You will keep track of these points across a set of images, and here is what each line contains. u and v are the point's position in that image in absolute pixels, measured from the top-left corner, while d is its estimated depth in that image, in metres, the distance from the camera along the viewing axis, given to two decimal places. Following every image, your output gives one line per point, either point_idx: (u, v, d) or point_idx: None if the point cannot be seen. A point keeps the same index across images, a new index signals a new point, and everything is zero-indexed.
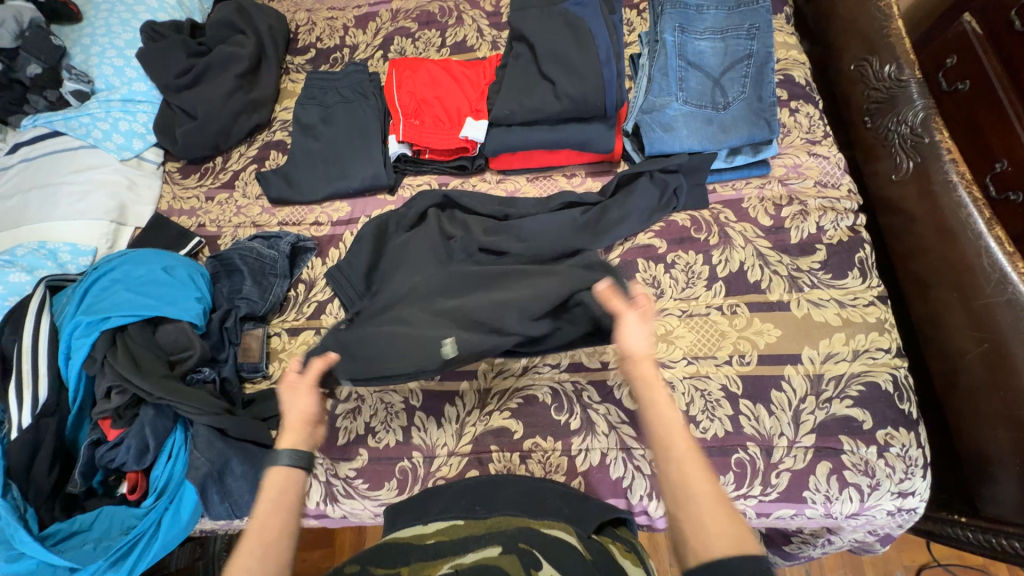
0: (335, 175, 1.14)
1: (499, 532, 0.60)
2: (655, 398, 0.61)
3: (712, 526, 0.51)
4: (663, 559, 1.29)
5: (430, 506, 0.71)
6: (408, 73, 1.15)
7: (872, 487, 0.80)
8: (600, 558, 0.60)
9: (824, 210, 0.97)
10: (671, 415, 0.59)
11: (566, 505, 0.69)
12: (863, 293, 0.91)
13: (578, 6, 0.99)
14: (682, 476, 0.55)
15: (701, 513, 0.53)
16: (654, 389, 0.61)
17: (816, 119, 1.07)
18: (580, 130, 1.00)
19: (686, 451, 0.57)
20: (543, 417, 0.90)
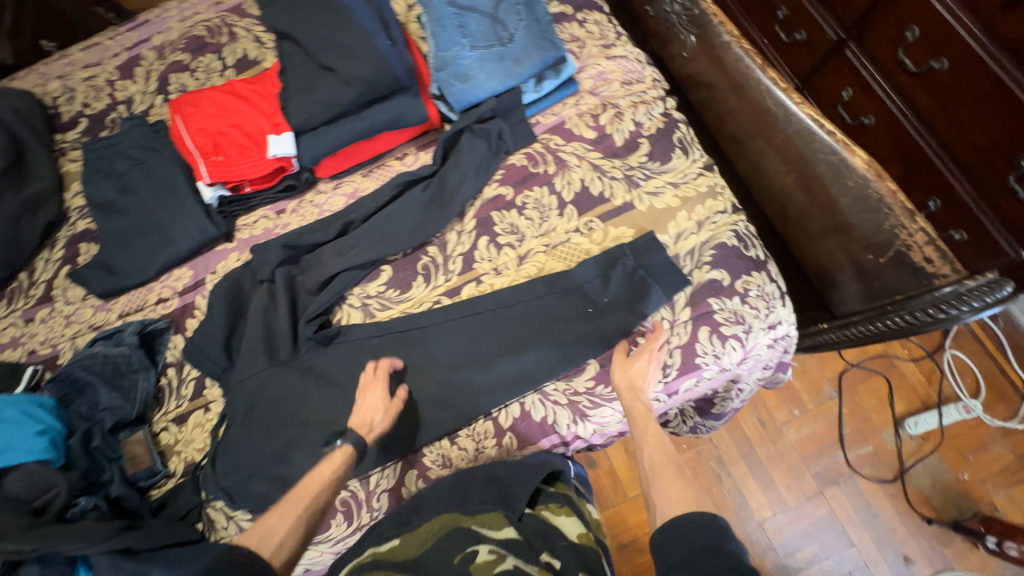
0: (159, 244, 1.03)
1: (434, 547, 0.66)
2: (648, 420, 0.78)
3: (674, 497, 0.66)
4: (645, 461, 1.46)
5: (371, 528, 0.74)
6: (190, 110, 1.04)
7: (746, 332, 0.90)
8: (531, 536, 0.69)
9: (636, 106, 1.02)
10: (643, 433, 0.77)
11: (513, 474, 0.78)
12: (691, 168, 0.98)
13: None
14: (653, 467, 0.72)
15: (673, 491, 0.67)
16: (640, 411, 0.80)
17: (605, 24, 1.11)
18: (386, 108, 0.96)
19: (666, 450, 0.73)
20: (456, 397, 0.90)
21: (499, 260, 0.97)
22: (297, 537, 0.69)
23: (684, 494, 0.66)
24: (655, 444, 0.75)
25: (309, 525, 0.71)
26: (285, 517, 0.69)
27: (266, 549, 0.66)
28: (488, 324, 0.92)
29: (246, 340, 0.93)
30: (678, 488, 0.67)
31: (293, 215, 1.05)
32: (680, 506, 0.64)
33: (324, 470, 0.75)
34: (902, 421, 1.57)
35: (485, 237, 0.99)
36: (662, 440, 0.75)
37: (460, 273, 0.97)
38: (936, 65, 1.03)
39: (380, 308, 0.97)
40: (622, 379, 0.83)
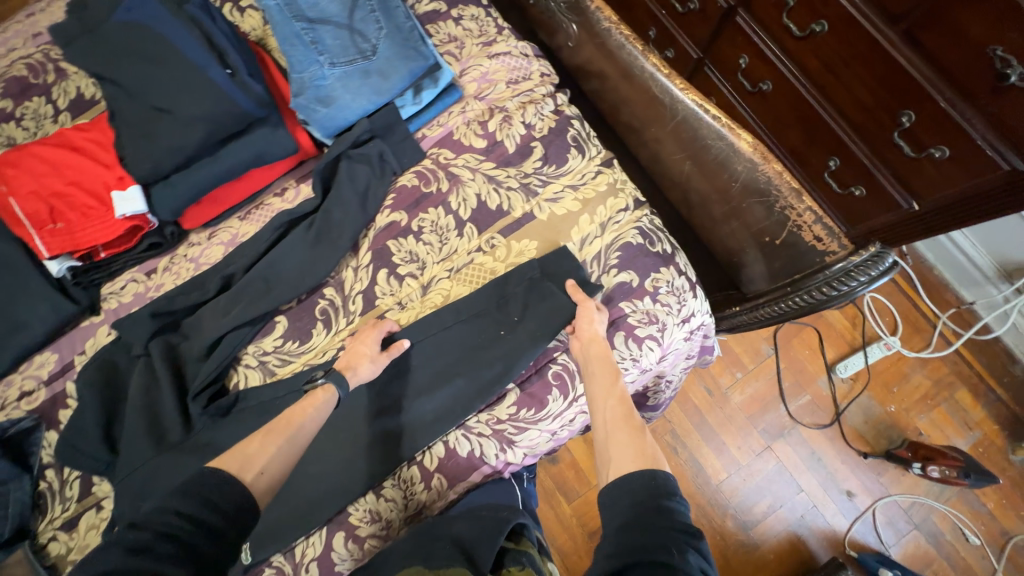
0: (6, 332, 0.89)
1: None
2: (606, 374, 0.78)
3: (630, 456, 0.66)
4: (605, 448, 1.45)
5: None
6: (10, 172, 0.88)
7: (661, 330, 0.88)
8: None
9: (524, 106, 0.96)
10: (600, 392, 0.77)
11: (477, 530, 0.72)
12: (588, 167, 0.95)
13: (133, 11, 0.83)
14: (608, 428, 0.73)
15: (626, 448, 0.68)
16: (601, 365, 0.79)
17: (483, 19, 1.03)
18: (246, 144, 0.86)
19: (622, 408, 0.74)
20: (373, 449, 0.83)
21: (403, 293, 0.90)
22: (273, 471, 0.71)
23: (636, 452, 0.67)
24: (612, 401, 0.75)
25: (285, 463, 0.74)
26: (268, 444, 0.73)
27: (245, 473, 0.68)
28: (399, 364, 0.87)
29: (129, 430, 0.82)
30: (631, 445, 0.68)
31: (166, 274, 0.94)
32: (631, 462, 0.65)
33: (301, 408, 0.78)
34: (834, 366, 1.61)
35: (384, 270, 0.91)
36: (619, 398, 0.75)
37: (362, 313, 0.90)
38: (816, 29, 1.01)
39: (279, 365, 0.89)
40: (587, 332, 0.82)
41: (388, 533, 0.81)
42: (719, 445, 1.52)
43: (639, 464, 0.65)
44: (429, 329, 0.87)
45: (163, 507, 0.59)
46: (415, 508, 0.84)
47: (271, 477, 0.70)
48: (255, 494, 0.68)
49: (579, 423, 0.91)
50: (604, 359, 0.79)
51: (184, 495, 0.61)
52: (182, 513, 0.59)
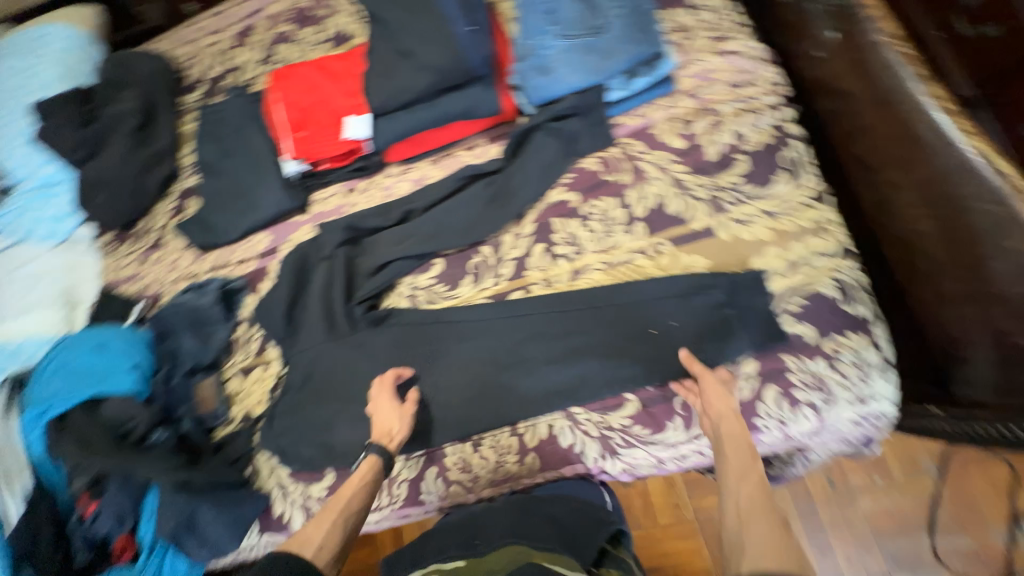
0: (246, 209, 1.12)
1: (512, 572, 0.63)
2: (740, 449, 0.65)
3: (767, 548, 0.53)
4: (684, 494, 1.34)
5: (428, 545, 0.75)
6: (284, 84, 1.09)
7: (827, 401, 0.75)
8: None
9: (740, 114, 0.88)
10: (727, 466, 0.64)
11: (576, 518, 0.75)
12: (795, 197, 0.83)
13: None
14: (740, 508, 0.59)
15: (762, 541, 0.54)
16: (735, 440, 0.66)
17: (720, 12, 0.95)
18: (460, 97, 0.92)
19: (760, 490, 0.60)
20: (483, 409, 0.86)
21: (552, 271, 0.91)
22: (334, 537, 0.71)
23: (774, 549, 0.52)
24: (744, 482, 0.61)
25: (346, 528, 0.73)
26: (322, 523, 0.73)
27: (306, 550, 0.68)
28: (529, 339, 0.87)
29: (304, 316, 0.99)
30: (772, 540, 0.53)
31: (361, 195, 1.07)
32: (769, 558, 0.51)
33: (354, 482, 0.78)
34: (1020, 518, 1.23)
35: (541, 244, 0.93)
36: (756, 478, 0.61)
37: (510, 278, 0.93)
38: None
39: (427, 301, 0.96)
40: (717, 402, 0.71)
41: (471, 485, 0.89)
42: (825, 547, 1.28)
43: (781, 565, 0.50)
44: (577, 314, 0.85)
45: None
46: (503, 474, 0.87)
47: (333, 550, 0.70)
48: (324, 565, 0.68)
49: (692, 464, 0.83)
50: (738, 433, 0.67)
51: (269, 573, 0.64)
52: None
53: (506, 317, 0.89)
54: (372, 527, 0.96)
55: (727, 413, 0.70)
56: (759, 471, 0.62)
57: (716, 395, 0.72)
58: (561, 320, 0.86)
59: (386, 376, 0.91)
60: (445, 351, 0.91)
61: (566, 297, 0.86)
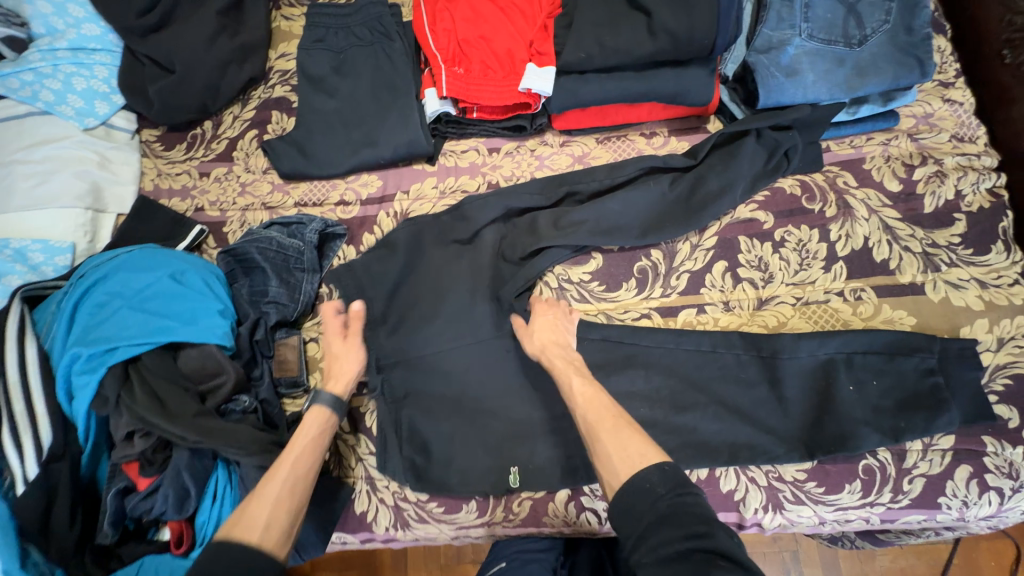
0: (360, 142, 0.92)
1: None
2: (564, 371, 0.71)
3: (619, 456, 0.61)
4: None
5: None
6: (443, 5, 0.90)
7: (1015, 490, 0.72)
8: None
9: (962, 170, 0.82)
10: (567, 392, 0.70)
11: None
12: (1007, 270, 0.78)
13: None
14: (591, 427, 0.65)
15: (612, 446, 0.62)
16: (562, 369, 0.71)
17: (948, 55, 0.88)
18: (676, 76, 0.79)
19: (595, 403, 0.67)
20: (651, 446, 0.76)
21: (733, 295, 0.82)
22: (282, 515, 0.62)
23: (626, 452, 0.61)
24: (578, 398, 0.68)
25: (297, 509, 0.64)
26: (265, 489, 0.64)
27: (252, 533, 0.59)
28: (709, 376, 0.78)
29: (446, 301, 0.84)
30: (620, 441, 0.62)
31: (508, 158, 0.92)
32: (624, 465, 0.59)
33: (303, 443, 0.69)
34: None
35: (723, 262, 0.83)
36: (583, 389, 0.69)
37: (682, 293, 0.83)
38: None
39: (578, 299, 0.84)
40: (537, 334, 0.76)
41: (606, 516, 0.78)
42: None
43: (640, 464, 0.59)
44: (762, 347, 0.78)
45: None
46: None
47: (283, 524, 0.61)
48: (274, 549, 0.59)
49: (849, 528, 0.77)
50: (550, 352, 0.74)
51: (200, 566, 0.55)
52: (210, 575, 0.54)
53: (684, 347, 0.79)
54: (466, 542, 0.83)
55: (547, 342, 0.75)
56: (584, 384, 0.69)
57: (539, 329, 0.76)
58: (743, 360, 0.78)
59: (539, 383, 0.81)
60: (610, 376, 0.79)
61: (750, 334, 0.78)
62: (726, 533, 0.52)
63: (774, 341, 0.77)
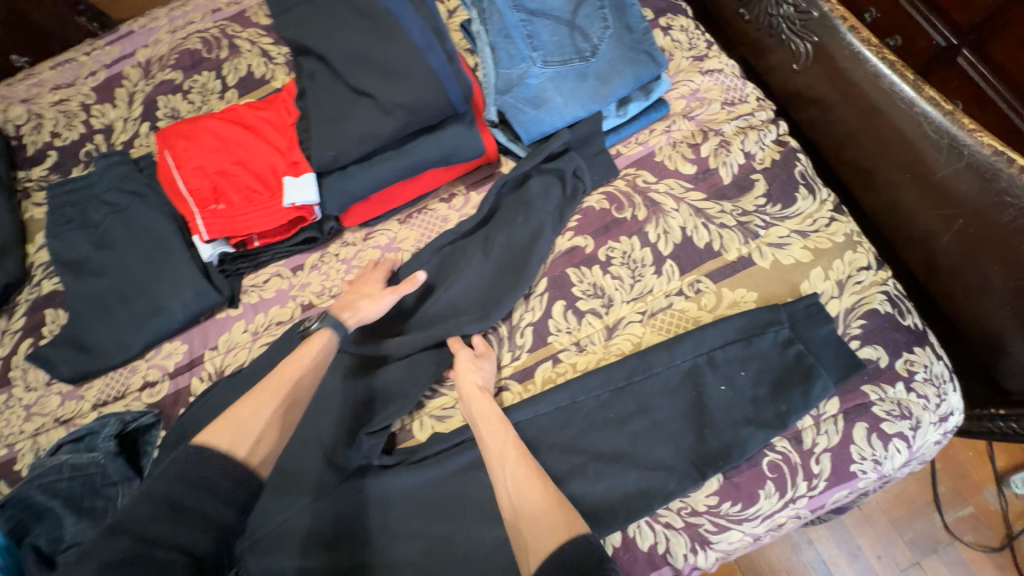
0: (145, 314, 0.81)
1: None
2: (491, 423, 0.66)
3: (548, 525, 0.54)
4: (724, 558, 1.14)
5: None
6: (182, 144, 0.82)
7: (914, 428, 0.68)
8: None
9: (744, 132, 0.82)
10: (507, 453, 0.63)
11: None
12: (820, 212, 0.78)
13: None
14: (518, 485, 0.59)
15: (533, 505, 0.56)
16: (489, 417, 0.67)
17: (693, 30, 0.90)
18: (435, 142, 0.75)
19: (523, 460, 0.62)
20: None
21: (582, 333, 0.76)
22: (270, 434, 0.59)
23: (547, 513, 0.55)
24: (509, 453, 0.62)
25: (286, 428, 0.62)
26: (261, 410, 0.60)
27: (240, 446, 0.56)
28: (585, 432, 0.70)
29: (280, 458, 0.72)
30: (544, 504, 0.56)
31: (314, 273, 0.84)
32: (551, 529, 0.53)
33: (307, 363, 0.66)
34: (1006, 477, 1.16)
35: (561, 301, 0.78)
36: (517, 450, 0.63)
37: (532, 349, 0.76)
38: None
39: (430, 396, 0.77)
40: (465, 384, 0.70)
41: None
42: (854, 549, 1.13)
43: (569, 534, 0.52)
44: (624, 377, 0.72)
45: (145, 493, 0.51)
46: None
47: (271, 446, 0.59)
48: (257, 469, 0.57)
49: (786, 531, 0.71)
50: (489, 412, 0.67)
51: (175, 477, 0.52)
52: (178, 508, 0.50)
53: (549, 409, 0.71)
54: None
55: (482, 393, 0.69)
56: (518, 442, 0.64)
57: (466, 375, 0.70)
58: (611, 400, 0.71)
59: (412, 508, 0.70)
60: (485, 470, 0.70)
61: (608, 369, 0.72)
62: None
63: (634, 367, 0.72)
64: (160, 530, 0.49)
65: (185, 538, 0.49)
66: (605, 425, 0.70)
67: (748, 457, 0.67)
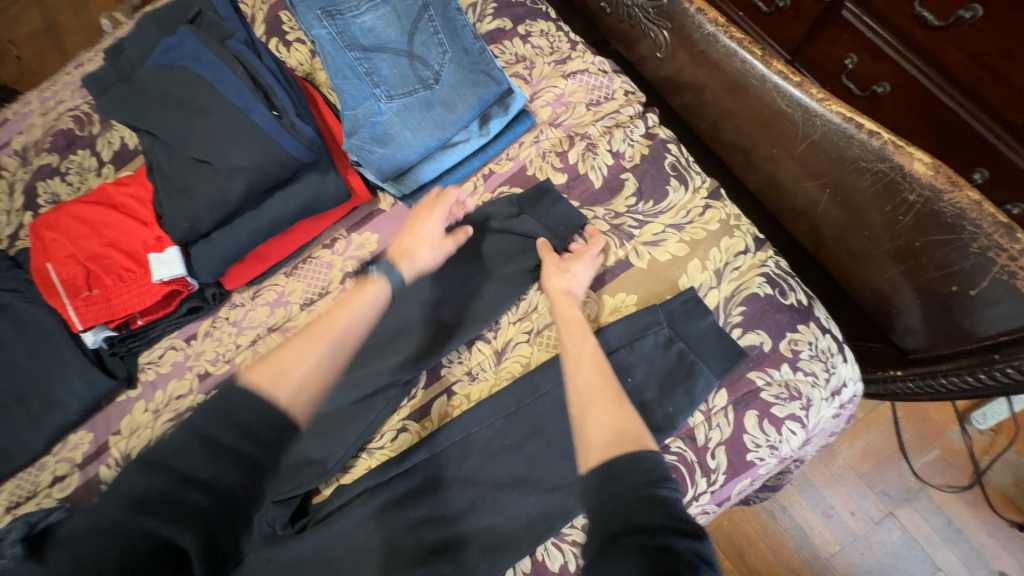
0: (42, 410, 0.80)
1: None
2: (573, 328, 0.67)
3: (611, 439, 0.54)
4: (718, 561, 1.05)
5: None
6: (49, 235, 0.81)
7: (806, 407, 0.68)
8: None
9: (611, 131, 0.81)
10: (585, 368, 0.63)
11: None
12: (693, 202, 0.77)
13: (172, 53, 0.71)
14: (581, 400, 0.60)
15: (607, 421, 0.56)
16: (571, 318, 0.67)
17: (554, 34, 0.89)
18: (292, 194, 0.73)
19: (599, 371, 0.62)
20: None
21: (473, 361, 0.75)
22: (314, 380, 0.56)
23: (618, 423, 0.56)
24: (589, 371, 0.62)
25: (332, 371, 0.60)
26: (305, 348, 0.58)
27: (280, 387, 0.52)
28: (483, 462, 0.70)
29: None
30: (611, 416, 0.57)
31: (208, 340, 0.83)
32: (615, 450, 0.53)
33: (358, 305, 0.63)
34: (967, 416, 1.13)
35: None
36: (598, 371, 0.62)
37: (426, 385, 0.76)
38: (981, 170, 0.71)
39: None
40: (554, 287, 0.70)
41: None
42: (828, 509, 1.08)
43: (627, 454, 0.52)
44: (516, 399, 0.71)
45: (185, 427, 0.47)
46: None
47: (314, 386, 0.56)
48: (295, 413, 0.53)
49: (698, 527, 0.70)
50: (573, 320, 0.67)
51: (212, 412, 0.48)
52: (189, 446, 0.46)
53: (445, 446, 0.71)
54: None
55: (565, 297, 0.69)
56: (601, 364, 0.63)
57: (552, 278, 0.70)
58: (506, 427, 0.71)
59: None
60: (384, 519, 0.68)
61: (499, 395, 0.72)
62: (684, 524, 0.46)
63: (523, 390, 0.71)
64: (197, 465, 0.45)
65: (210, 472, 0.45)
66: (500, 452, 0.70)
67: None
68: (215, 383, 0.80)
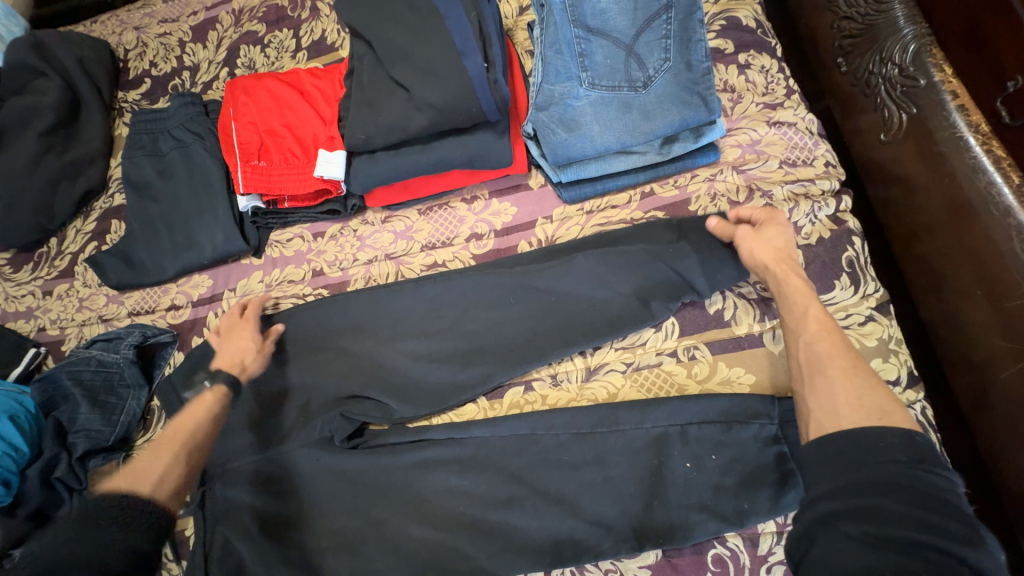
0: (182, 245, 0.90)
1: None
2: (795, 291, 0.62)
3: (842, 402, 0.51)
4: None
5: None
6: (242, 98, 0.88)
7: None
8: None
9: (796, 199, 0.74)
10: (807, 330, 0.59)
11: None
12: (857, 307, 0.69)
13: None
14: (813, 360, 0.56)
15: (834, 384, 0.53)
16: (791, 283, 0.63)
17: (774, 73, 0.81)
18: (463, 144, 0.74)
19: (831, 337, 0.57)
20: (471, 560, 0.66)
21: (561, 368, 0.74)
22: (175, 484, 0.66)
23: (854, 392, 0.51)
24: (813, 331, 0.58)
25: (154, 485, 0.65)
26: (154, 462, 0.67)
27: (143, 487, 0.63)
28: (535, 466, 0.69)
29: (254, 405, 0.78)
30: (844, 382, 0.53)
31: (332, 242, 0.88)
32: (844, 413, 0.50)
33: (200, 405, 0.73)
34: None
35: None
36: (823, 328, 0.58)
37: None
38: None
39: None
40: (759, 247, 0.65)
41: None
42: None
43: (870, 419, 0.48)
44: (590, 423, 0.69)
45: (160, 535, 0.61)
46: None
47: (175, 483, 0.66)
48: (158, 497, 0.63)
49: None
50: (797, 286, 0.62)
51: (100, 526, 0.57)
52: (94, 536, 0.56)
53: (506, 434, 0.71)
54: None
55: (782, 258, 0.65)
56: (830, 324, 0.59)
57: (751, 244, 0.66)
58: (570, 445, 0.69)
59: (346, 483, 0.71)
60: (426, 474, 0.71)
61: (575, 412, 0.70)
62: (959, 537, 0.40)
63: (601, 418, 0.69)
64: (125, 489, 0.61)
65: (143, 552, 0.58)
66: (557, 466, 0.69)
67: (693, 545, 0.64)
68: (326, 284, 0.85)
